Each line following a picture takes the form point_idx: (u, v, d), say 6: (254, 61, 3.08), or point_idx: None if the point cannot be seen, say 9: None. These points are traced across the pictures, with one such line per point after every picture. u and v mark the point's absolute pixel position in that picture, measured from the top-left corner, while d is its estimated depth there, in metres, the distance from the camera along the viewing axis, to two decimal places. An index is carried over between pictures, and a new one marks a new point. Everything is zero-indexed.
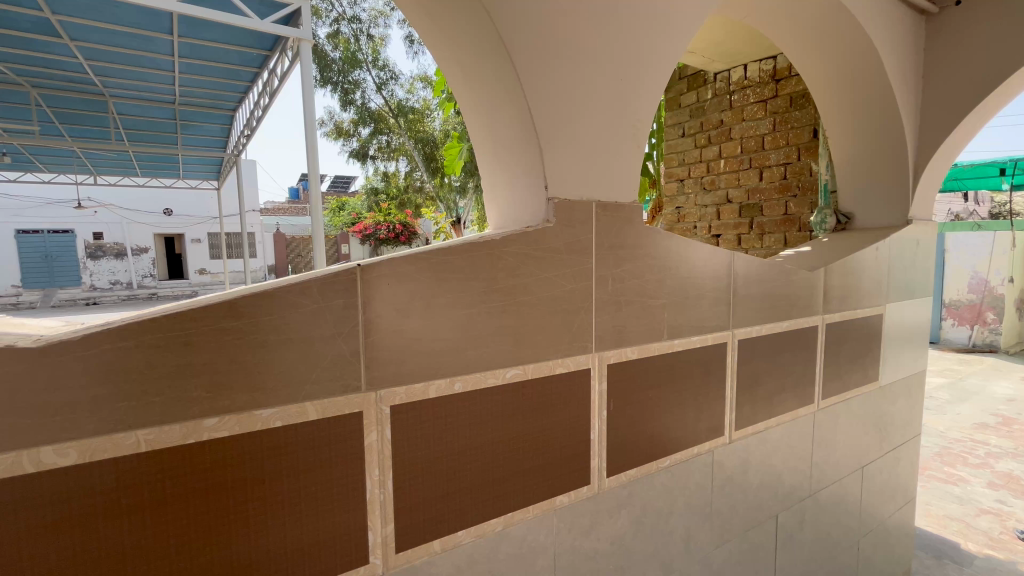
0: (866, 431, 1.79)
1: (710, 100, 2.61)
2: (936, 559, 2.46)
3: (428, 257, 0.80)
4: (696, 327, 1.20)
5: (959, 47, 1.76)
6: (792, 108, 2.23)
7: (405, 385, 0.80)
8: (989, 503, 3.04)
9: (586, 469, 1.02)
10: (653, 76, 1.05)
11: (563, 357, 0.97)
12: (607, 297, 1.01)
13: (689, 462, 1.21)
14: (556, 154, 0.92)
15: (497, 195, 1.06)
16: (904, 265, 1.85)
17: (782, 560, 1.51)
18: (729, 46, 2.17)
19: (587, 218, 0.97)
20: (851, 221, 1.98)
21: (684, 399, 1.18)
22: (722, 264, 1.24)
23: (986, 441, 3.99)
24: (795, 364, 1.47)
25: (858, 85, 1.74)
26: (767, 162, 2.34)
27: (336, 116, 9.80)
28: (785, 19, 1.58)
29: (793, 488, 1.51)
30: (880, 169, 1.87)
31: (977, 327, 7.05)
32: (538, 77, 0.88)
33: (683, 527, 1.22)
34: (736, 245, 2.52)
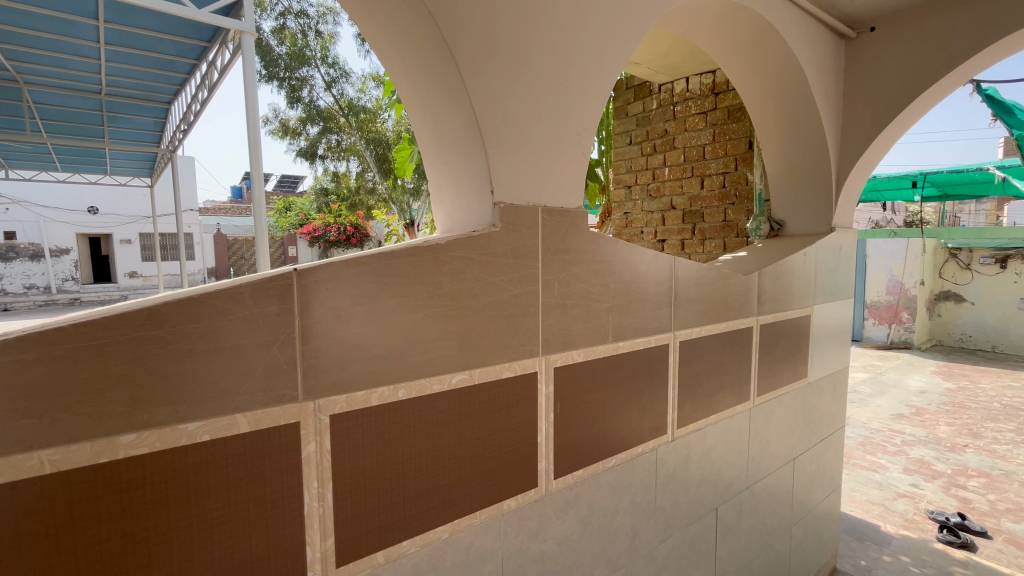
0: (797, 425, 1.91)
1: (655, 110, 2.71)
2: (860, 541, 2.66)
3: (370, 261, 0.78)
4: (639, 329, 1.23)
5: (873, 69, 1.92)
6: (729, 120, 2.36)
7: (345, 393, 0.78)
8: (904, 487, 3.32)
9: (533, 472, 1.03)
10: (596, 86, 1.08)
11: (509, 361, 0.97)
12: (554, 300, 1.03)
13: (634, 461, 1.25)
14: (503, 158, 0.92)
15: (443, 199, 1.05)
16: (828, 269, 2.00)
17: (722, 551, 1.58)
18: (672, 59, 2.27)
19: (532, 223, 0.98)
20: (783, 228, 2.11)
21: (628, 400, 1.22)
22: (663, 268, 1.29)
23: (902, 431, 4.35)
24: (732, 363, 1.55)
25: (787, 100, 1.86)
26: (707, 170, 2.46)
27: (282, 113, 9.45)
28: (721, 35, 1.67)
29: (731, 482, 1.59)
30: (807, 180, 2.01)
31: (894, 326, 7.71)
32: (483, 80, 0.89)
33: (629, 524, 1.25)
34: (679, 250, 2.63)
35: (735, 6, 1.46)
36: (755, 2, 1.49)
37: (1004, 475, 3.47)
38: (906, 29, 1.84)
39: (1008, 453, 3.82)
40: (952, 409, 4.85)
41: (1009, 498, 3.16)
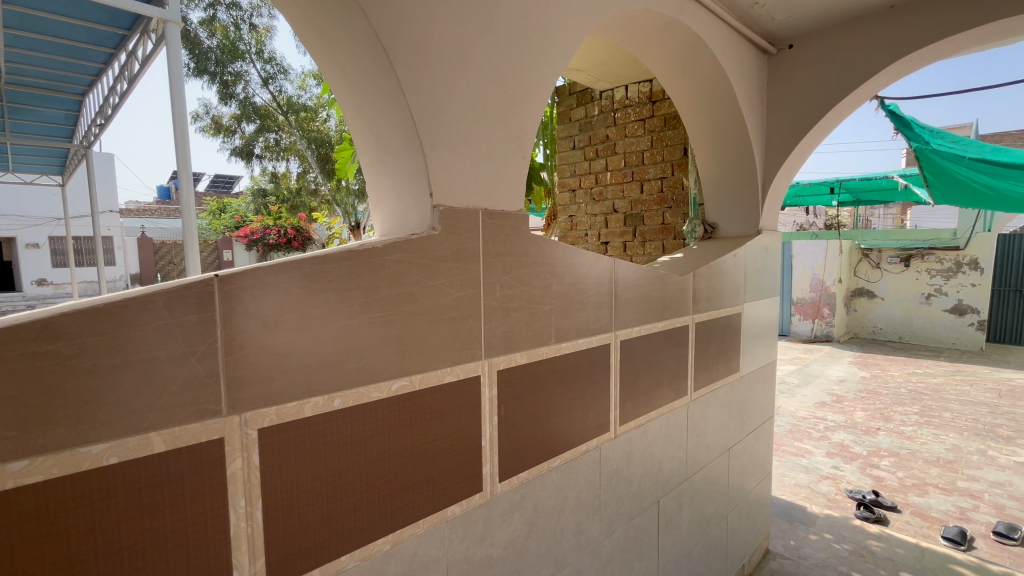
0: (730, 417, 2.02)
1: (596, 116, 2.79)
2: (789, 523, 2.85)
3: (300, 266, 0.75)
4: (581, 329, 1.26)
5: (792, 83, 2.06)
6: (666, 127, 2.47)
7: (275, 405, 0.74)
8: (827, 470, 3.60)
9: (478, 476, 1.02)
10: (535, 90, 1.09)
11: (451, 366, 0.96)
12: (496, 303, 1.03)
13: (579, 459, 1.27)
14: (441, 161, 0.92)
15: (382, 202, 1.02)
16: (756, 269, 2.13)
17: (664, 541, 1.64)
18: (611, 67, 2.34)
19: (473, 226, 0.97)
20: (715, 230, 2.23)
21: (571, 400, 1.24)
22: (604, 270, 1.32)
23: (824, 417, 4.72)
24: (671, 360, 1.62)
25: (716, 109, 1.97)
26: (647, 175, 2.56)
27: (213, 110, 8.91)
28: (656, 46, 1.74)
29: (671, 474, 1.65)
30: (735, 185, 2.14)
31: (817, 320, 8.35)
32: (420, 82, 0.87)
33: (575, 522, 1.27)
34: (622, 251, 2.71)
35: (667, 18, 1.53)
36: (685, 16, 1.57)
37: (911, 454, 3.84)
38: (820, 47, 1.99)
39: (913, 434, 4.23)
40: (866, 395, 5.32)
41: (915, 474, 3.50)
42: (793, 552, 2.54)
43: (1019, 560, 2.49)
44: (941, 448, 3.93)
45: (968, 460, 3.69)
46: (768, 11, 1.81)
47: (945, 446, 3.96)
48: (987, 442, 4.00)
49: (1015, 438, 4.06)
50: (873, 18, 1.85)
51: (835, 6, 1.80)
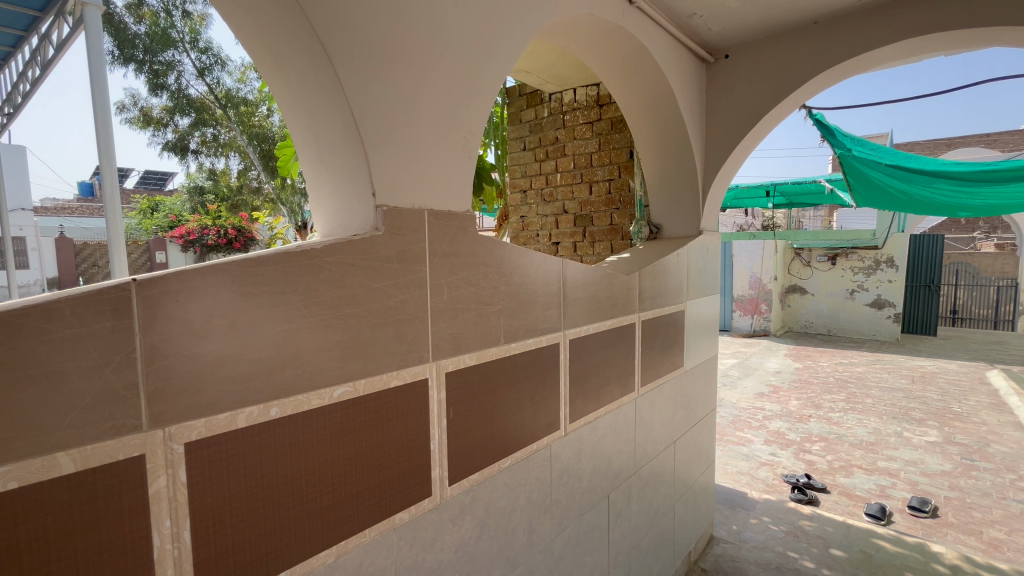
0: (675, 410, 2.10)
1: (546, 117, 2.82)
2: (731, 508, 3.00)
3: (230, 268, 0.71)
4: (530, 329, 1.27)
5: (729, 91, 2.17)
6: (613, 130, 2.54)
7: (203, 417, 0.69)
8: (765, 457, 3.81)
9: (426, 481, 1.01)
10: (480, 90, 1.09)
11: (397, 370, 0.94)
12: (443, 305, 1.02)
13: (529, 458, 1.28)
14: (385, 160, 0.89)
15: (323, 201, 0.98)
16: (698, 269, 2.23)
17: (614, 534, 1.68)
18: (560, 70, 2.37)
19: (417, 227, 0.96)
20: (660, 231, 2.31)
21: (521, 399, 1.25)
22: (553, 271, 1.34)
23: (763, 407, 5.00)
24: (618, 357, 1.66)
25: (659, 113, 2.04)
26: (595, 177, 2.62)
27: (142, 100, 8.29)
28: (601, 51, 1.78)
29: (621, 468, 1.70)
30: (677, 188, 2.23)
31: (755, 316, 8.84)
32: (362, 78, 0.85)
33: (526, 522, 1.28)
34: (572, 252, 2.75)
35: (610, 24, 1.57)
36: (627, 23, 1.62)
37: (838, 438, 4.15)
38: (753, 58, 2.10)
39: (840, 419, 4.57)
40: (799, 385, 5.69)
41: (842, 457, 3.78)
42: (735, 537, 2.68)
43: (930, 531, 2.75)
44: (864, 431, 4.27)
45: (887, 442, 4.03)
46: (705, 22, 1.90)
47: (868, 430, 4.31)
48: (903, 424, 4.38)
49: (925, 420, 4.47)
50: (799, 33, 1.98)
51: (766, 20, 1.90)
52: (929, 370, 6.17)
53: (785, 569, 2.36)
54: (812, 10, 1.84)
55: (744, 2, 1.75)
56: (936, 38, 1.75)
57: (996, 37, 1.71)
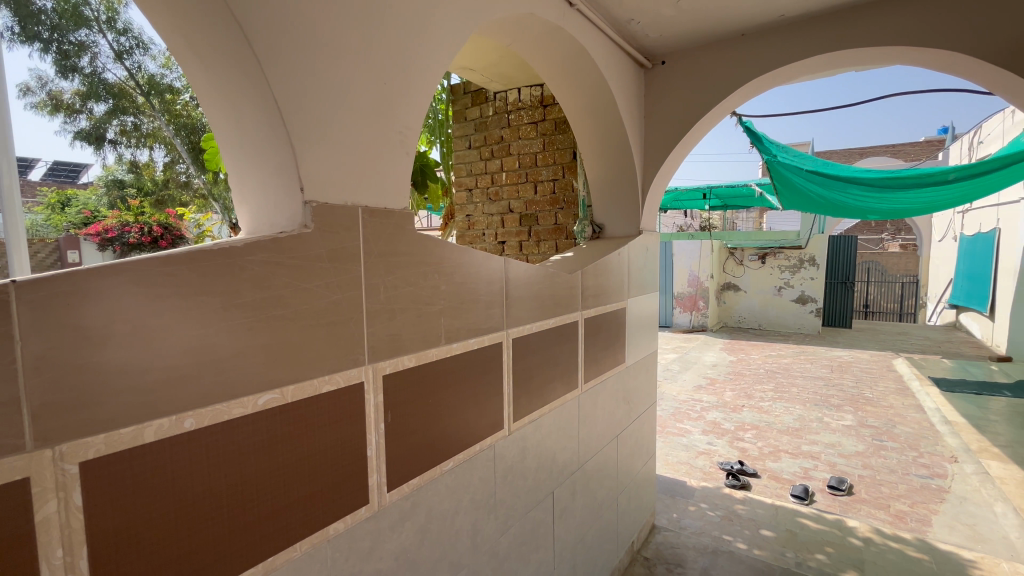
0: (618, 405, 2.16)
1: (490, 116, 2.81)
2: (672, 497, 3.12)
3: (135, 268, 0.64)
4: (472, 329, 1.25)
5: (665, 96, 2.25)
6: (556, 131, 2.58)
7: (103, 432, 0.63)
8: (703, 446, 4.01)
9: (363, 488, 0.97)
10: (415, 85, 1.06)
11: (330, 374, 0.90)
12: (379, 305, 0.98)
13: (472, 459, 1.26)
14: (313, 154, 0.85)
15: (246, 197, 0.92)
16: (638, 267, 2.30)
17: (559, 530, 1.70)
18: (505, 69, 2.37)
19: (351, 224, 0.92)
20: (602, 230, 2.37)
21: (464, 400, 1.23)
22: (495, 270, 1.33)
23: (701, 399, 5.26)
24: (562, 355, 1.68)
25: (600, 115, 2.08)
26: (540, 177, 2.65)
27: (50, 83, 7.52)
28: (543, 51, 1.79)
29: (565, 464, 1.72)
30: (618, 188, 2.28)
31: (694, 312, 9.26)
32: (286, 67, 0.80)
33: (469, 523, 1.26)
34: (518, 251, 2.76)
35: (551, 25, 1.59)
36: (568, 24, 1.65)
37: (767, 425, 4.43)
38: (687, 65, 2.19)
39: (769, 408, 4.89)
40: (733, 377, 6.04)
41: (771, 443, 4.04)
42: (675, 524, 2.78)
43: (846, 507, 2.99)
44: (791, 418, 4.59)
45: (810, 427, 4.36)
46: (642, 28, 1.96)
47: (793, 416, 4.63)
48: (823, 410, 4.75)
49: (842, 406, 4.88)
50: (728, 44, 2.08)
51: (698, 29, 1.99)
52: (845, 359, 6.74)
53: (720, 552, 2.49)
54: (739, 23, 1.94)
55: (678, 10, 1.82)
56: (847, 54, 1.90)
57: (897, 56, 1.88)
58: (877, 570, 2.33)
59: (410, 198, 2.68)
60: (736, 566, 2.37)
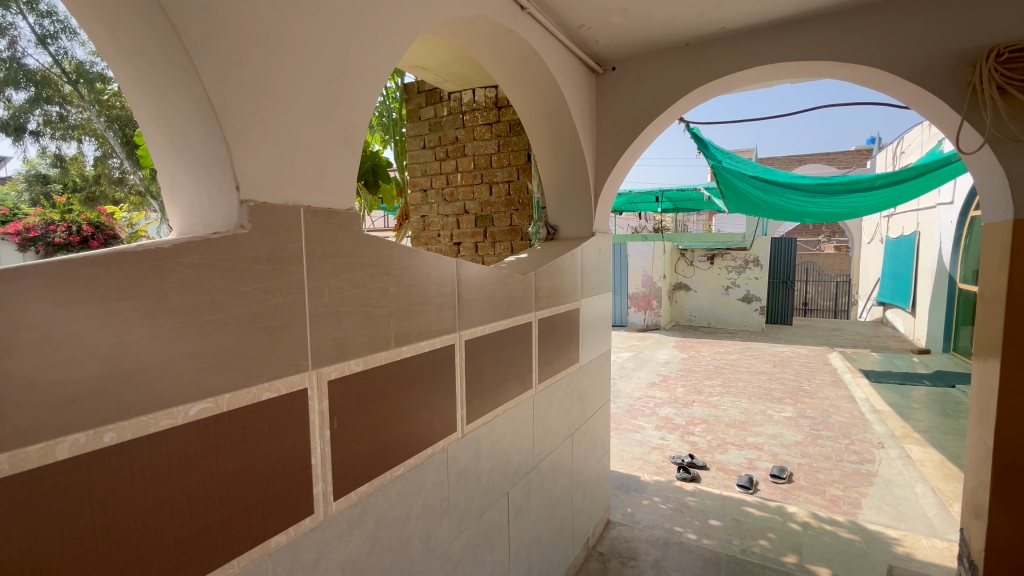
0: (572, 404, 2.19)
1: (445, 116, 2.79)
2: (626, 492, 3.20)
3: (44, 271, 0.59)
4: (423, 331, 1.24)
5: (615, 102, 2.31)
6: (511, 133, 2.59)
7: (6, 451, 0.57)
8: (656, 441, 4.13)
9: (307, 498, 0.94)
10: (360, 84, 1.04)
11: (270, 381, 0.86)
12: (323, 309, 0.95)
13: (424, 464, 1.24)
14: (249, 151, 0.81)
15: (174, 195, 0.86)
16: (592, 268, 2.35)
17: (514, 530, 1.71)
18: (458, 69, 2.36)
19: (292, 225, 0.88)
20: (557, 232, 2.41)
21: (415, 403, 1.21)
22: (446, 272, 1.32)
23: (654, 396, 5.43)
24: (516, 356, 1.69)
25: (553, 117, 2.11)
26: (495, 178, 2.65)
27: None
28: (495, 52, 1.80)
29: (519, 464, 1.73)
30: (570, 190, 2.32)
31: (648, 311, 9.52)
32: (220, 60, 0.77)
33: (421, 529, 1.24)
34: (473, 252, 2.75)
35: (502, 27, 1.60)
36: (519, 27, 1.66)
37: (715, 419, 4.63)
38: (636, 71, 2.25)
39: (717, 402, 5.11)
40: (684, 374, 6.26)
41: (719, 436, 4.22)
42: (629, 519, 2.85)
43: (787, 494, 3.18)
44: (737, 412, 4.81)
45: (754, 419, 4.59)
46: (593, 34, 2.00)
47: (739, 410, 4.86)
48: (767, 403, 5.02)
49: (783, 398, 5.16)
50: (674, 52, 2.16)
51: (645, 37, 2.05)
52: (786, 354, 7.14)
53: (671, 543, 2.57)
54: (683, 32, 2.01)
55: (627, 18, 1.87)
56: (782, 67, 2.02)
57: (826, 70, 2.01)
58: (815, 552, 2.48)
59: (355, 197, 2.58)
60: (686, 557, 2.45)
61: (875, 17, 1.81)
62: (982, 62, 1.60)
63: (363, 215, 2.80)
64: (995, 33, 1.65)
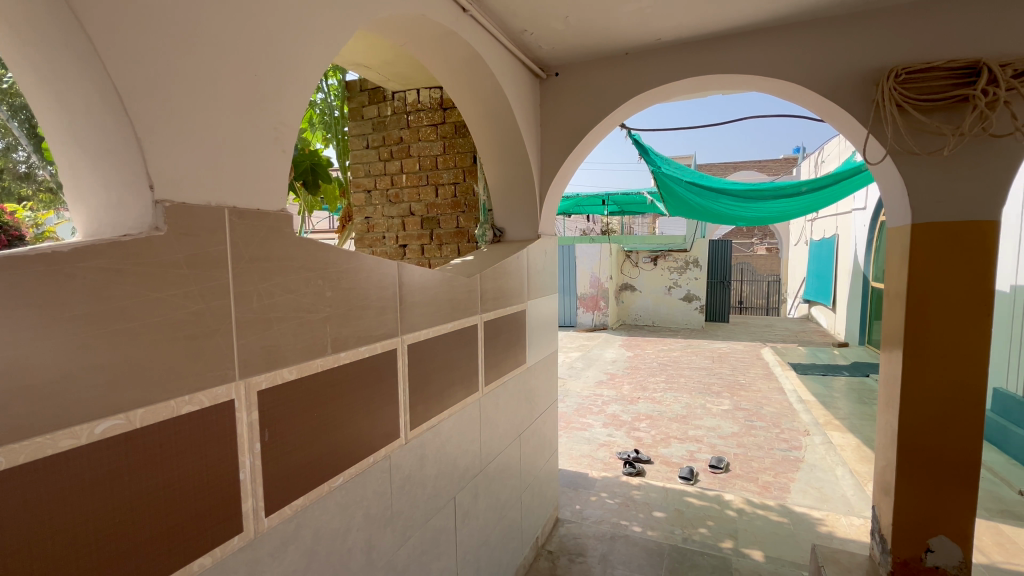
0: (519, 405, 2.20)
1: (389, 116, 2.74)
2: (574, 489, 3.26)
3: None
4: (363, 336, 1.20)
5: (559, 107, 2.35)
6: (456, 134, 2.58)
7: None
8: (603, 438, 4.24)
9: (236, 515, 0.89)
10: (289, 81, 0.99)
11: (191, 394, 0.81)
12: (252, 315, 0.90)
13: (366, 472, 1.21)
14: (166, 149, 0.76)
15: (78, 194, 0.78)
16: (538, 270, 2.37)
17: (462, 534, 1.69)
18: (401, 69, 2.33)
19: (215, 228, 0.83)
20: (503, 234, 2.43)
21: (355, 410, 1.18)
22: (387, 276, 1.29)
23: (602, 394, 5.56)
24: (461, 359, 1.68)
25: (497, 120, 2.12)
26: (441, 180, 2.63)
27: None
28: (438, 53, 1.78)
29: (466, 469, 1.71)
30: (516, 193, 2.34)
31: (596, 312, 9.75)
32: (133, 51, 0.72)
33: (363, 539, 1.21)
34: (420, 254, 2.71)
35: (444, 29, 1.59)
36: (461, 29, 1.66)
37: (660, 414, 4.81)
38: (578, 78, 2.30)
39: (661, 398, 5.32)
40: (630, 371, 6.47)
41: (663, 430, 4.39)
42: (578, 516, 2.90)
43: (724, 483, 3.35)
44: (679, 406, 5.02)
45: (695, 413, 4.81)
46: (536, 39, 2.03)
47: (681, 404, 5.08)
48: (706, 397, 5.27)
49: (721, 392, 5.45)
50: (614, 61, 2.23)
51: (586, 45, 2.10)
52: (723, 350, 7.54)
53: (618, 537, 2.64)
54: (622, 42, 2.08)
55: (567, 25, 1.92)
56: (712, 79, 2.13)
57: (752, 84, 2.15)
58: (749, 537, 2.63)
59: (289, 194, 2.52)
60: (631, 549, 2.53)
61: (793, 36, 1.95)
62: (883, 82, 1.76)
63: (299, 230, 2.62)
64: (895, 55, 1.82)
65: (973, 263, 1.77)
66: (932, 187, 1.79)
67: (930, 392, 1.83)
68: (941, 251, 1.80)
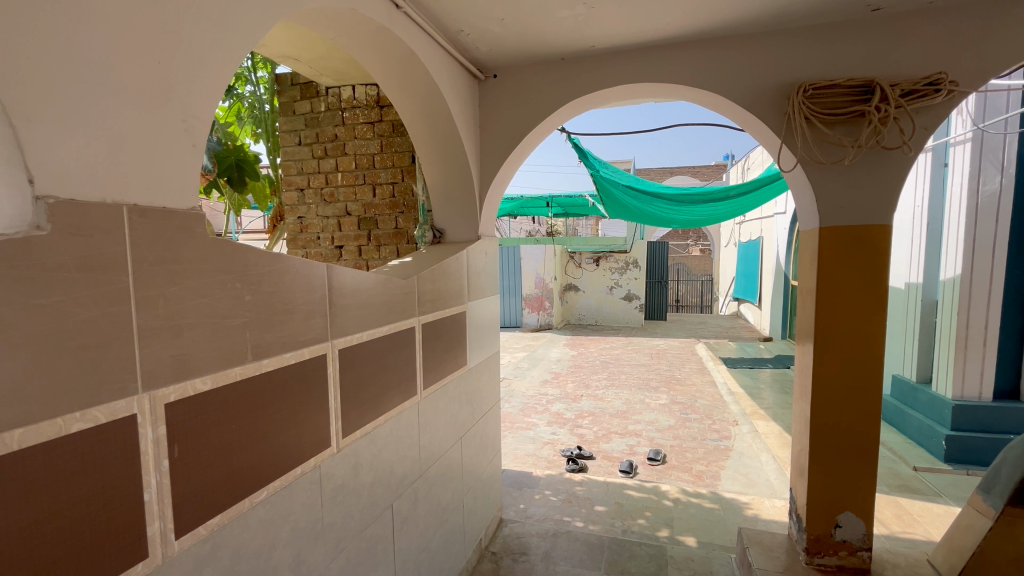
0: (460, 407, 2.19)
1: (323, 112, 2.63)
2: (518, 488, 3.28)
3: None
4: (288, 342, 1.15)
5: (497, 108, 2.36)
6: (394, 133, 2.52)
7: None
8: (547, 436, 4.30)
9: (140, 540, 0.81)
10: (199, 70, 0.93)
11: (82, 411, 0.73)
12: (158, 322, 0.83)
13: (292, 485, 1.15)
14: (49, 140, 0.69)
15: None
16: (478, 271, 2.37)
17: (400, 542, 1.65)
18: (334, 63, 2.25)
19: (110, 228, 0.76)
20: (443, 235, 2.40)
21: (279, 420, 1.12)
22: (315, 278, 1.23)
23: (546, 393, 5.63)
24: (398, 363, 1.64)
25: (435, 119, 2.09)
26: (378, 179, 2.57)
27: None
28: (373, 48, 1.73)
29: (404, 474, 1.68)
30: (455, 193, 2.32)
31: (541, 312, 9.87)
32: (6, 28, 0.64)
33: (291, 555, 1.15)
34: (357, 256, 2.62)
35: (377, 24, 1.55)
36: (394, 25, 1.62)
37: (601, 411, 4.94)
38: (516, 80, 2.32)
39: (603, 395, 5.47)
40: (574, 370, 6.61)
41: (604, 426, 4.51)
42: (521, 514, 2.92)
43: (661, 474, 3.50)
44: (619, 402, 5.19)
45: (634, 408, 4.99)
46: (473, 40, 2.03)
47: (622, 400, 5.25)
48: (645, 393, 5.49)
49: (658, 387, 5.69)
50: (551, 65, 2.27)
51: (523, 48, 2.13)
52: (661, 347, 7.88)
53: (559, 533, 2.68)
54: (558, 47, 2.12)
55: (504, 27, 1.93)
56: (644, 87, 2.22)
57: (680, 93, 2.26)
58: (683, 525, 2.76)
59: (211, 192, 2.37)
60: (573, 545, 2.58)
61: (716, 50, 2.07)
62: (794, 96, 1.91)
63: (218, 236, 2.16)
64: (803, 72, 1.98)
65: (872, 262, 1.95)
66: (836, 193, 1.96)
67: (838, 381, 2.01)
68: (844, 252, 1.97)
